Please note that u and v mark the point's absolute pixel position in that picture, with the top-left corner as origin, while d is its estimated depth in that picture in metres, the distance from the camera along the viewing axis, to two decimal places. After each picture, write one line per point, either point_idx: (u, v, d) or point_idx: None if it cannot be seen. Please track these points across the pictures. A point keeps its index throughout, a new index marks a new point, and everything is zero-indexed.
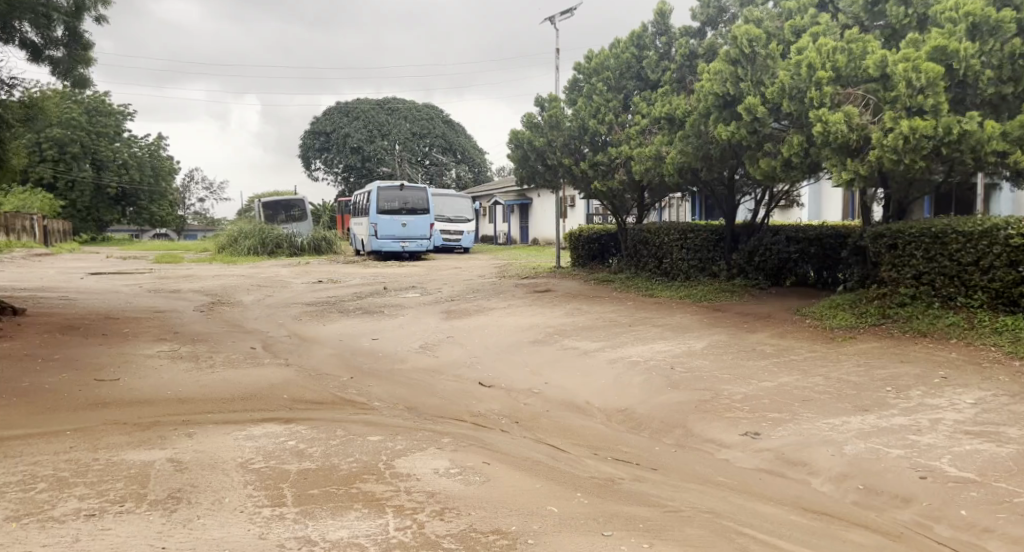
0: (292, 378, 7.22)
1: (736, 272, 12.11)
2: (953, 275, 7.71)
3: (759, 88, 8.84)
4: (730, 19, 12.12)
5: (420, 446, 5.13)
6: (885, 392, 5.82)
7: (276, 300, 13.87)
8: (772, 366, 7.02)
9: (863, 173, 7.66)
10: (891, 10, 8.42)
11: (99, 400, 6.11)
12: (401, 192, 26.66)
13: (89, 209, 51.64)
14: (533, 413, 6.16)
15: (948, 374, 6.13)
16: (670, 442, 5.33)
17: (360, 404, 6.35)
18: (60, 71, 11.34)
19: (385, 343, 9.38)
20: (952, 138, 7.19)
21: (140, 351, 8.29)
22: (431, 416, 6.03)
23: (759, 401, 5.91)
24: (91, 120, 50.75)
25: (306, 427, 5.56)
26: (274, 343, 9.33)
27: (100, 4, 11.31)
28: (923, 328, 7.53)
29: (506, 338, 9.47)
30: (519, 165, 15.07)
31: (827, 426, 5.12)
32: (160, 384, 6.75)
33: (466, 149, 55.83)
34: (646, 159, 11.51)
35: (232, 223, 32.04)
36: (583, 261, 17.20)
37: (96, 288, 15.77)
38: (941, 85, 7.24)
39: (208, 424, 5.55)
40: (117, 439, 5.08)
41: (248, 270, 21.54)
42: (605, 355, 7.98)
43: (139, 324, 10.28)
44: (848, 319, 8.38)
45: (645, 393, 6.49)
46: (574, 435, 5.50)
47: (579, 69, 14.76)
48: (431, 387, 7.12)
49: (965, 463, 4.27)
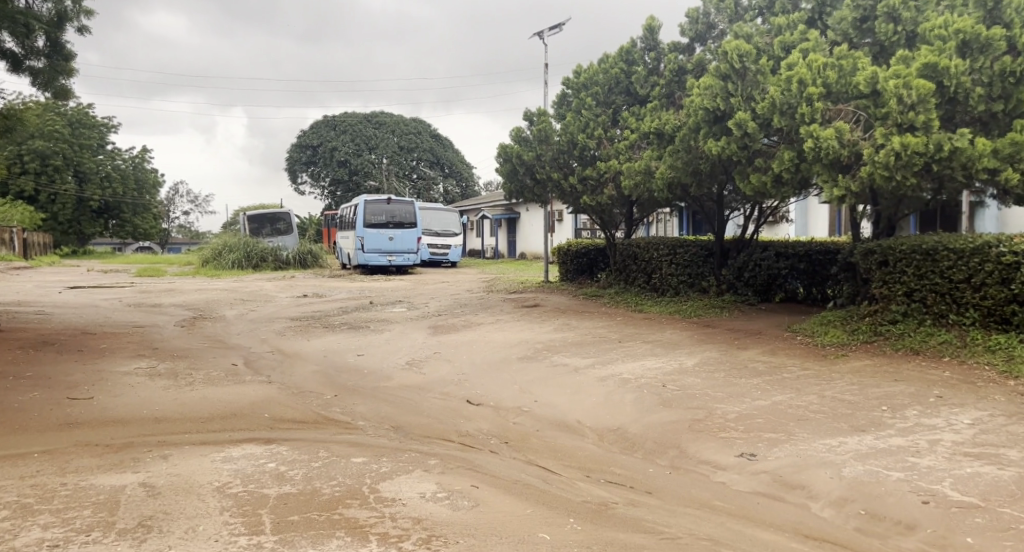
0: (274, 397, 7.01)
1: (725, 288, 12.03)
2: (944, 292, 7.63)
3: (749, 103, 8.80)
4: (718, 36, 12.13)
5: (406, 468, 4.95)
6: (880, 412, 5.71)
7: (259, 314, 13.62)
8: (765, 385, 6.90)
9: (855, 190, 7.63)
10: (881, 27, 8.42)
11: (71, 421, 5.87)
12: (388, 206, 26.46)
13: (71, 222, 50.92)
14: (523, 433, 5.98)
15: (943, 393, 6.03)
16: (663, 463, 5.18)
17: (344, 424, 6.15)
18: (40, 82, 11.09)
19: (370, 359, 9.19)
20: (943, 155, 7.11)
21: (117, 368, 8.04)
22: (417, 436, 5.85)
23: (754, 421, 5.78)
24: (73, 132, 50.28)
25: (287, 448, 5.36)
26: (256, 359, 9.10)
27: (83, 15, 11.19)
28: (916, 346, 7.46)
29: (494, 354, 9.31)
30: (507, 179, 15.02)
31: (825, 448, 5.00)
32: (136, 403, 6.52)
33: (454, 163, 55.96)
34: (635, 174, 11.44)
35: (217, 237, 31.67)
36: (571, 275, 17.11)
37: (74, 302, 15.40)
38: (932, 102, 7.13)
39: (186, 445, 5.34)
40: (86, 462, 4.86)
41: (231, 284, 21.20)
42: (595, 373, 7.83)
43: (117, 340, 10.00)
44: (839, 336, 8.31)
45: (637, 412, 6.34)
46: (565, 456, 5.34)
47: (568, 84, 14.76)
48: (416, 405, 6.92)
49: (967, 487, 4.15)
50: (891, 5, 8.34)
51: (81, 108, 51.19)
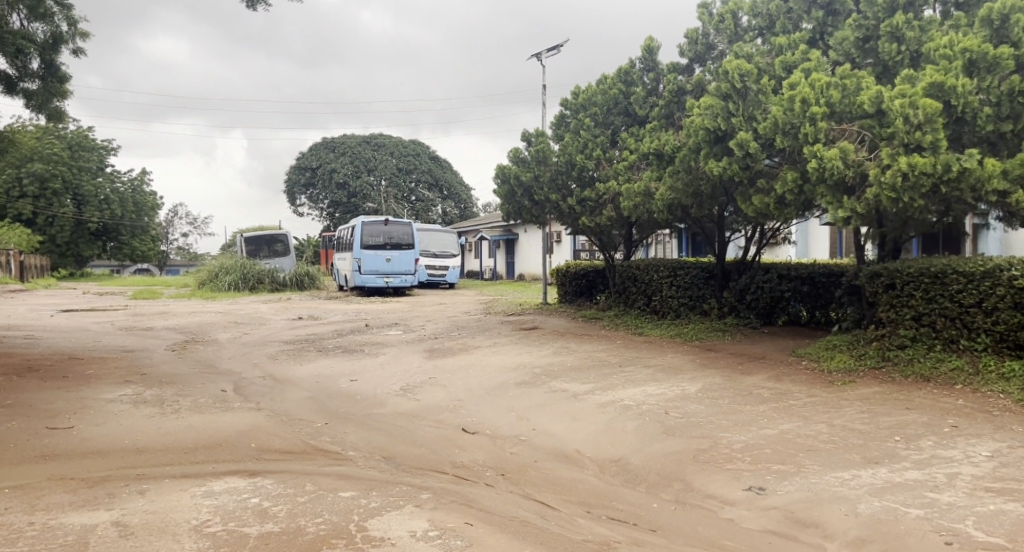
0: (262, 425, 6.75)
1: (727, 311, 11.79)
2: (954, 317, 7.42)
3: (751, 123, 8.66)
4: (717, 56, 12.03)
5: (396, 503, 4.69)
6: (893, 442, 5.46)
7: (252, 338, 13.36)
8: (770, 412, 6.65)
9: (860, 211, 7.46)
10: (884, 46, 8.28)
11: (49, 452, 5.62)
12: (386, 227, 26.25)
13: (69, 245, 50.70)
14: (520, 464, 5.72)
15: (958, 423, 5.80)
16: (668, 497, 4.91)
17: (333, 454, 5.89)
18: (34, 104, 10.97)
19: (364, 384, 8.93)
20: (951, 176, 6.91)
21: (101, 395, 7.76)
22: (409, 468, 5.58)
23: (761, 452, 5.53)
24: (73, 155, 50.41)
25: (272, 481, 5.10)
26: (246, 385, 8.84)
27: (79, 37, 11.04)
28: (926, 372, 7.23)
29: (491, 379, 9.06)
30: (505, 200, 14.94)
31: (837, 481, 4.75)
32: (118, 433, 6.26)
33: (452, 185, 56.11)
34: (634, 196, 11.29)
35: (214, 259, 31.47)
36: (570, 297, 16.91)
37: (65, 326, 15.12)
38: (940, 121, 6.94)
39: (166, 478, 5.08)
40: (58, 499, 4.60)
41: (226, 307, 20.92)
42: (595, 399, 7.57)
43: (104, 365, 9.74)
44: (845, 361, 8.08)
45: (639, 441, 6.09)
46: (564, 489, 5.07)
47: (566, 105, 14.69)
48: (410, 434, 6.65)
49: (991, 526, 3.90)
50: (895, 25, 8.19)
51: (81, 131, 51.21)
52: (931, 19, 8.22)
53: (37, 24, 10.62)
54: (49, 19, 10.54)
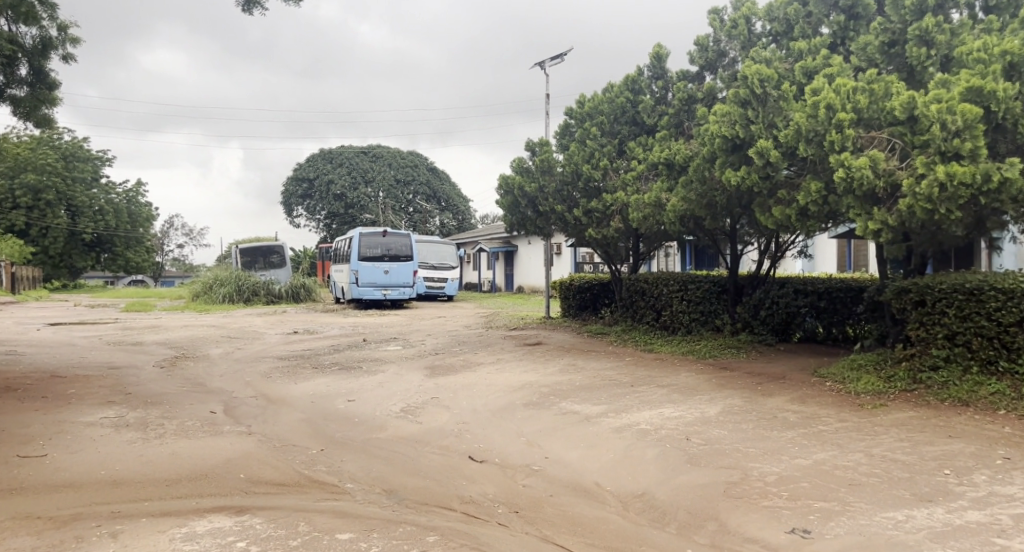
0: (253, 452, 6.24)
1: (741, 328, 11.32)
2: (992, 336, 6.98)
3: (771, 131, 8.22)
4: (729, 64, 11.69)
5: (400, 548, 4.19)
6: (943, 476, 5.00)
7: (245, 354, 12.82)
8: (802, 439, 6.17)
9: (892, 223, 7.04)
10: (913, 50, 7.87)
11: (16, 486, 5.10)
12: (384, 239, 25.72)
13: (62, 256, 50.12)
14: (534, 498, 5.23)
15: (1010, 454, 5.37)
16: (702, 540, 4.42)
17: (331, 487, 5.39)
18: (22, 112, 10.46)
19: (363, 406, 8.41)
20: (991, 186, 6.49)
21: (80, 419, 7.21)
22: (413, 504, 5.08)
23: (798, 485, 5.06)
24: (67, 166, 49.85)
25: (261, 520, 4.60)
26: (237, 406, 8.32)
27: (67, 42, 10.60)
28: (964, 396, 6.80)
29: (497, 399, 8.56)
30: (508, 211, 14.51)
31: (891, 523, 4.28)
32: (95, 461, 5.75)
33: (450, 198, 55.93)
34: (643, 207, 10.85)
35: (208, 270, 30.90)
36: (573, 310, 16.42)
37: (52, 341, 14.51)
38: (979, 128, 6.53)
39: (143, 517, 4.58)
40: (20, 543, 4.10)
41: (220, 321, 20.31)
42: (610, 424, 7.07)
43: (87, 385, 9.18)
44: (874, 383, 7.60)
45: (663, 472, 5.60)
46: (584, 531, 4.59)
47: (571, 114, 14.30)
48: (412, 463, 6.15)
49: None
50: (925, 28, 7.79)
51: (76, 142, 50.71)
52: (961, 22, 7.87)
53: (25, 28, 10.21)
54: (38, 22, 10.10)
